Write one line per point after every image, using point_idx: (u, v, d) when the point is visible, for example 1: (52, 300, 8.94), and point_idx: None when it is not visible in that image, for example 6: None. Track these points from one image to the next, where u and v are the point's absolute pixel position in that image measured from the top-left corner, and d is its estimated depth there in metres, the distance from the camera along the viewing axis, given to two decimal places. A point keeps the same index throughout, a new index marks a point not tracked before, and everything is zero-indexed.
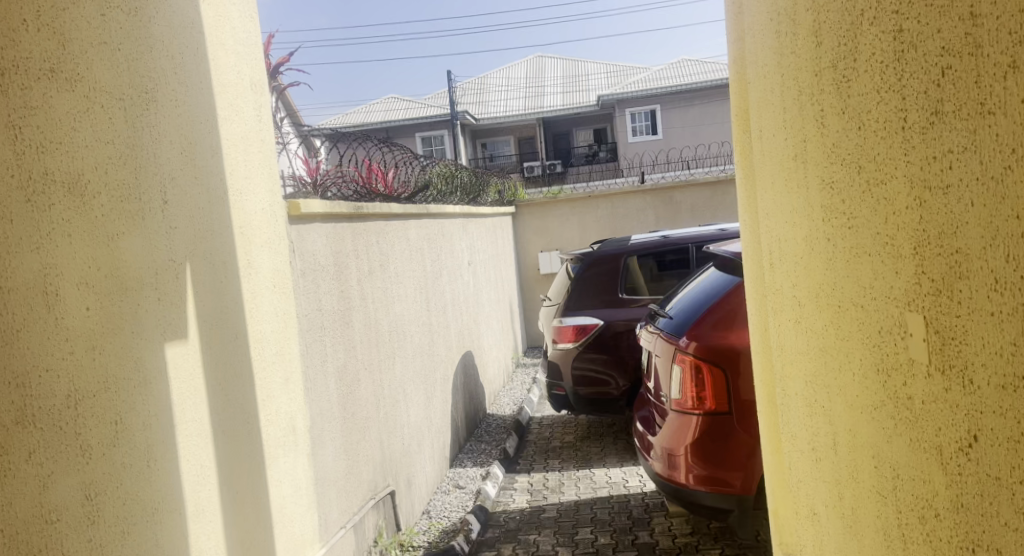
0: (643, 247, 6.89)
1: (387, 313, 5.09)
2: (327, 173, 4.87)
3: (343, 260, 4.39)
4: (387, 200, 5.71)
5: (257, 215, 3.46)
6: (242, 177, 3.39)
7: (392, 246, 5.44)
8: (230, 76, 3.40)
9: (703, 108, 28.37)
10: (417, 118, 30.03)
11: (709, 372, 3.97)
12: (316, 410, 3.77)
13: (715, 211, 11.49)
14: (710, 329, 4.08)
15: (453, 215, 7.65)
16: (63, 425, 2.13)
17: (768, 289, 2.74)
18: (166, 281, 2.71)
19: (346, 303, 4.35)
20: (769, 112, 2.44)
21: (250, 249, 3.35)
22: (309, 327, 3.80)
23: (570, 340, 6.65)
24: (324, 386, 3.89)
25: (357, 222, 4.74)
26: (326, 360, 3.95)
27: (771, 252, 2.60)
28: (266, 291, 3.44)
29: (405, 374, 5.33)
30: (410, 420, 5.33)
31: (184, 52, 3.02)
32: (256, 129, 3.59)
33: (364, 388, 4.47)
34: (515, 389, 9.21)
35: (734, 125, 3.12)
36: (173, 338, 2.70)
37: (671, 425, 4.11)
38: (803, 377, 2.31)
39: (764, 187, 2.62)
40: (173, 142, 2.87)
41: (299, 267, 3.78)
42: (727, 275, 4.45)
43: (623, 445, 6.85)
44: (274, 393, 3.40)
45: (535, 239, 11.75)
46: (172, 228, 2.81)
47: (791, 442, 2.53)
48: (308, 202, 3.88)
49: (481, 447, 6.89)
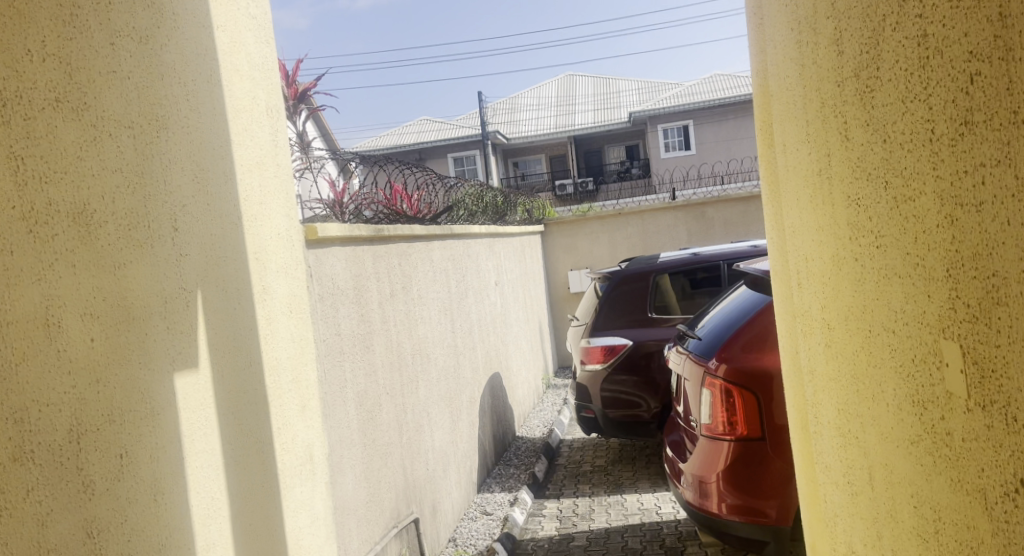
0: (673, 264, 6.77)
1: (410, 337, 5.02)
2: (350, 197, 4.89)
3: (364, 284, 4.33)
4: (411, 222, 5.67)
5: (273, 240, 3.41)
6: (257, 202, 3.35)
7: (415, 268, 5.38)
8: (244, 101, 3.36)
9: (736, 123, 28.14)
10: (448, 139, 30.21)
11: (740, 396, 3.82)
12: (335, 438, 3.70)
13: (748, 227, 11.30)
14: (741, 351, 3.94)
15: (480, 235, 7.59)
16: (64, 460, 2.07)
17: (796, 310, 2.62)
18: (177, 310, 2.66)
19: (367, 326, 4.29)
20: (792, 124, 2.33)
21: (265, 275, 3.30)
22: (328, 352, 3.74)
23: (598, 361, 6.52)
24: (343, 412, 3.82)
25: (379, 244, 4.69)
26: (345, 386, 3.88)
27: (798, 272, 2.48)
28: (282, 317, 3.38)
29: (429, 397, 5.25)
30: (435, 445, 5.24)
31: (196, 78, 2.99)
32: (272, 153, 3.55)
33: (386, 413, 4.39)
34: (546, 410, 9.09)
35: (758, 141, 3.01)
36: (183, 369, 2.64)
37: (701, 451, 3.97)
38: (836, 405, 2.18)
39: (789, 204, 2.50)
40: (183, 169, 2.83)
41: (317, 292, 3.72)
42: (758, 295, 4.32)
43: (655, 469, 6.68)
44: (291, 422, 3.33)
45: (565, 257, 11.65)
46: (183, 256, 2.76)
47: (826, 473, 2.39)
48: (326, 226, 3.82)
49: (510, 471, 6.77)
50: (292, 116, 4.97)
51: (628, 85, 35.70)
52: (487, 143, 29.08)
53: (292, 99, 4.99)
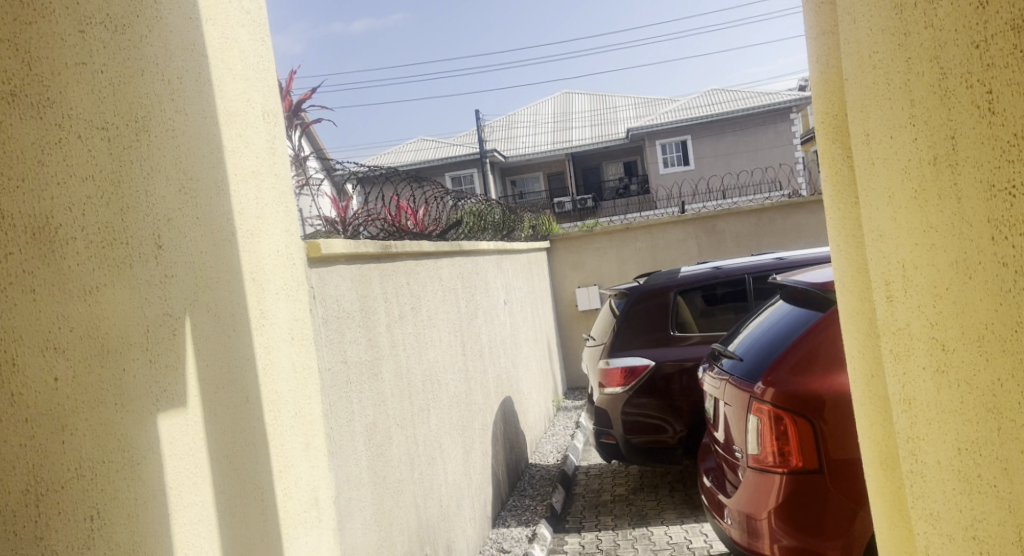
0: (692, 280, 6.44)
1: (420, 363, 4.64)
2: (353, 214, 4.58)
3: (370, 305, 3.95)
4: (418, 238, 5.32)
5: (272, 258, 2.93)
6: (253, 217, 2.83)
7: (424, 288, 5.01)
8: (237, 104, 2.79)
9: (736, 137, 27.93)
10: (445, 159, 29.95)
11: (792, 423, 3.47)
12: (343, 478, 3.30)
13: (761, 239, 10.90)
14: (791, 374, 3.58)
15: (487, 252, 7.20)
16: (19, 529, 1.64)
17: (882, 327, 2.27)
18: (160, 341, 2.16)
19: (375, 352, 3.91)
20: (882, 110, 1.98)
21: (263, 297, 2.84)
22: (333, 383, 3.35)
23: (618, 384, 6.13)
24: (351, 448, 3.42)
25: (386, 263, 4.32)
26: (353, 419, 3.49)
27: (892, 282, 2.10)
28: (283, 346, 2.94)
29: (440, 426, 4.86)
30: (448, 479, 4.85)
31: (187, 68, 2.48)
32: (270, 162, 3.02)
33: (396, 448, 4.00)
34: (557, 434, 8.70)
35: (828, 137, 2.61)
36: (172, 410, 2.17)
37: (749, 485, 3.64)
38: (955, 442, 1.84)
39: (876, 202, 2.12)
40: (167, 178, 2.30)
41: (321, 315, 3.32)
42: (798, 309, 3.99)
43: (680, 498, 6.35)
44: (295, 464, 2.92)
45: (572, 274, 11.30)
46: (169, 277, 2.25)
47: (950, 523, 1.96)
48: (330, 242, 3.42)
49: (526, 503, 6.37)
50: (288, 130, 4.61)
51: (625, 100, 35.50)
52: (484, 163, 28.84)
53: (287, 111, 4.64)
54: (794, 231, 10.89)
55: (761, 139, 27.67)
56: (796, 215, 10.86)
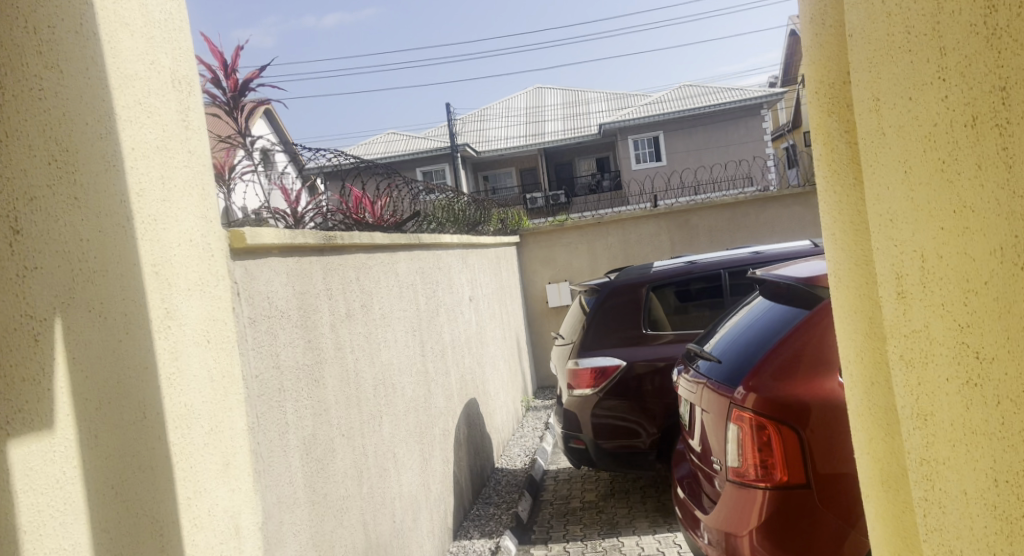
0: (665, 275, 6.10)
1: (371, 366, 4.25)
2: (303, 203, 4.19)
3: (310, 304, 3.54)
4: (372, 230, 4.93)
5: (181, 248, 2.50)
6: (158, 199, 2.40)
7: (377, 284, 4.62)
8: (137, 66, 2.35)
9: (707, 132, 27.74)
10: (416, 153, 29.45)
11: (776, 432, 3.15)
12: (273, 499, 2.90)
13: (734, 234, 10.61)
14: (775, 378, 3.26)
15: (451, 245, 6.80)
16: None
17: (889, 329, 1.93)
18: (16, 348, 1.74)
19: (316, 355, 3.52)
20: (898, 65, 1.65)
21: (170, 294, 2.41)
22: (262, 392, 2.94)
23: (588, 386, 5.78)
24: (283, 465, 3.02)
25: (330, 255, 3.91)
26: (287, 432, 3.09)
27: (905, 275, 1.76)
28: (197, 350, 2.52)
29: (395, 434, 4.47)
30: (403, 491, 4.47)
31: (60, 15, 2.03)
32: (183, 137, 2.58)
33: (340, 461, 3.61)
34: (526, 436, 8.35)
35: (828, 110, 2.25)
36: (30, 432, 1.75)
37: (727, 500, 3.31)
38: (991, 472, 1.50)
39: (887, 181, 1.78)
40: (32, 147, 1.87)
41: (247, 315, 2.90)
42: (781, 306, 3.66)
43: (653, 505, 6.04)
44: (212, 486, 2.51)
45: (542, 269, 10.97)
46: (35, 269, 1.84)
47: None
48: (258, 231, 3.00)
49: (490, 511, 6.01)
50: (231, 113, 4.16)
51: (597, 95, 35.20)
52: (456, 157, 28.40)
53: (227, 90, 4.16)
54: (768, 226, 10.59)
55: (732, 134, 27.49)
56: (770, 209, 10.56)
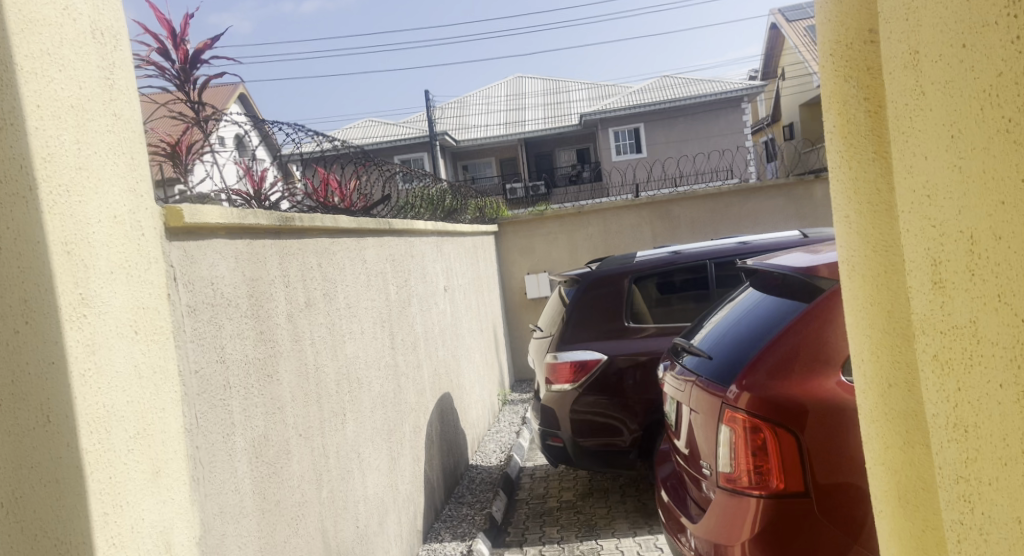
0: (649, 265, 5.83)
1: (333, 360, 3.94)
2: (268, 184, 3.86)
3: (263, 291, 3.22)
4: (339, 213, 4.61)
5: (102, 223, 2.20)
6: (71, 168, 2.11)
7: (341, 271, 4.30)
8: (45, 9, 2.09)
9: (687, 124, 27.55)
10: (395, 140, 28.98)
11: (773, 436, 2.89)
12: (215, 511, 2.59)
13: (717, 225, 10.37)
14: (770, 376, 2.99)
15: (425, 232, 6.49)
16: None
17: (917, 323, 1.65)
18: None
19: (270, 348, 3.20)
20: (949, 5, 1.37)
21: (87, 278, 2.12)
22: (204, 391, 2.62)
23: (567, 381, 5.50)
24: (228, 471, 2.70)
25: (288, 239, 3.59)
26: (233, 434, 2.77)
27: (944, 260, 1.49)
28: (123, 343, 2.21)
29: (360, 432, 4.17)
30: (367, 494, 4.16)
31: None
32: (107, 97, 2.28)
33: (295, 464, 3.30)
34: (503, 431, 8.07)
35: (844, 74, 1.99)
36: None
37: (718, 508, 3.04)
38: None
39: (925, 147, 1.50)
40: None
41: (187, 302, 2.57)
42: (776, 297, 3.39)
43: (633, 505, 5.79)
44: (136, 499, 2.20)
45: (521, 260, 10.67)
46: None
47: None
48: (200, 209, 2.67)
49: (463, 512, 5.72)
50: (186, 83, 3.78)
51: (578, 85, 34.89)
52: (435, 146, 27.96)
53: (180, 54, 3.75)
54: (751, 216, 10.36)
55: (712, 126, 27.32)
56: (752, 201, 10.34)
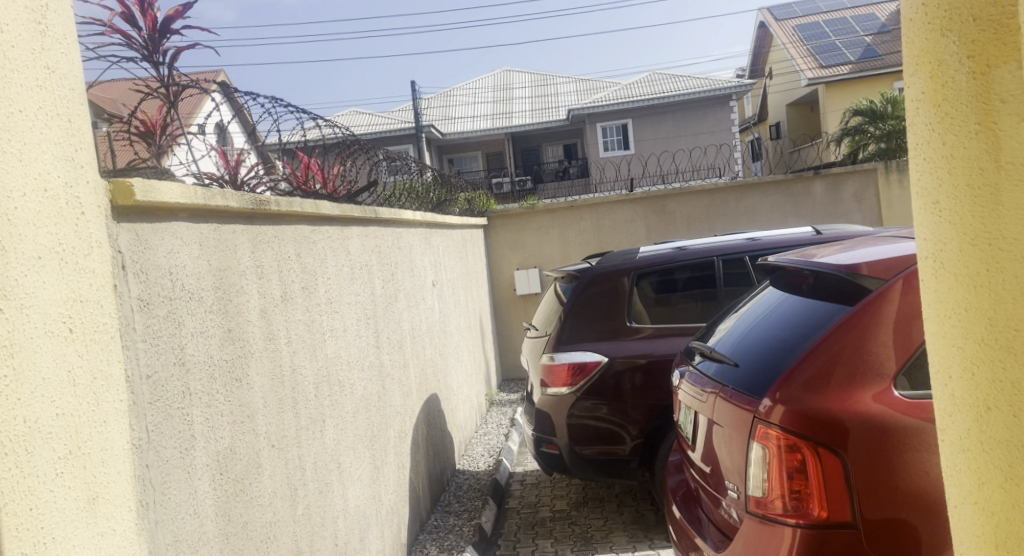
0: (651, 262, 5.46)
1: (312, 361, 3.55)
2: (246, 169, 3.48)
3: (232, 284, 2.82)
4: (321, 200, 4.22)
5: (30, 198, 1.81)
6: None
7: (322, 263, 3.91)
8: None
9: (676, 121, 27.25)
10: (381, 132, 28.52)
11: (812, 459, 2.53)
12: (169, 539, 2.20)
13: (712, 223, 10.03)
14: (809, 388, 2.63)
15: (413, 222, 6.09)
16: None
17: None
18: None
19: (240, 347, 2.82)
20: None
21: (7, 265, 1.72)
22: (158, 400, 2.23)
23: (564, 384, 5.13)
24: (186, 493, 2.31)
25: (263, 227, 3.20)
26: (193, 449, 2.38)
27: None
28: (52, 344, 1.82)
29: (340, 440, 3.78)
30: (348, 507, 3.77)
31: None
32: (39, 48, 1.88)
33: (268, 479, 2.91)
34: (490, 434, 7.69)
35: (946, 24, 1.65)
36: None
37: (746, 536, 2.68)
38: None
39: None
40: None
41: (139, 295, 2.18)
42: (809, 297, 3.03)
43: (631, 516, 5.44)
44: (64, 533, 1.81)
45: (510, 255, 10.30)
46: None
47: None
48: (157, 185, 2.27)
49: (450, 522, 5.36)
50: None
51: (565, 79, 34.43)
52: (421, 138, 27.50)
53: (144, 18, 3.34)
54: (749, 213, 10.02)
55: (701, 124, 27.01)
56: (750, 197, 9.99)
